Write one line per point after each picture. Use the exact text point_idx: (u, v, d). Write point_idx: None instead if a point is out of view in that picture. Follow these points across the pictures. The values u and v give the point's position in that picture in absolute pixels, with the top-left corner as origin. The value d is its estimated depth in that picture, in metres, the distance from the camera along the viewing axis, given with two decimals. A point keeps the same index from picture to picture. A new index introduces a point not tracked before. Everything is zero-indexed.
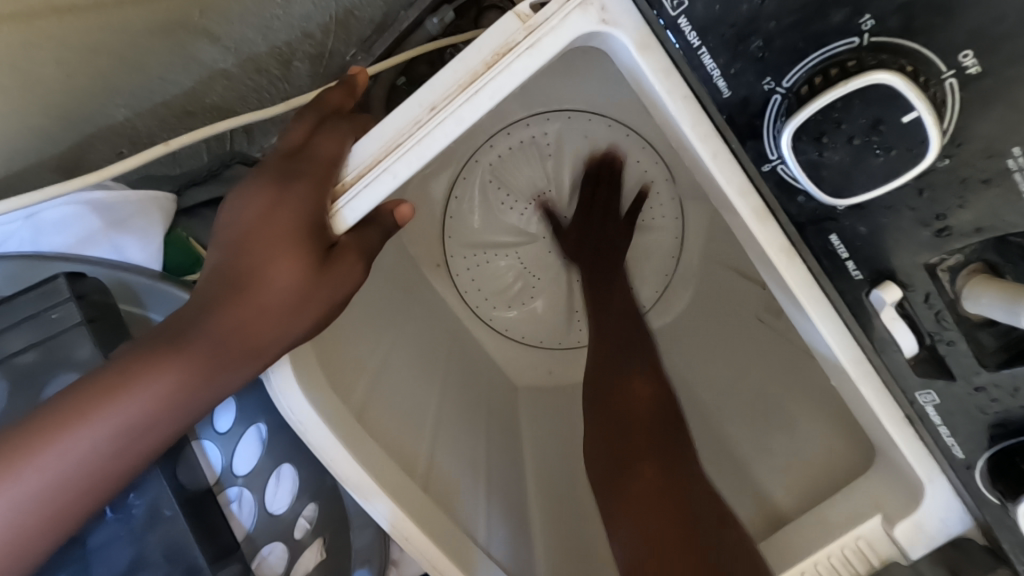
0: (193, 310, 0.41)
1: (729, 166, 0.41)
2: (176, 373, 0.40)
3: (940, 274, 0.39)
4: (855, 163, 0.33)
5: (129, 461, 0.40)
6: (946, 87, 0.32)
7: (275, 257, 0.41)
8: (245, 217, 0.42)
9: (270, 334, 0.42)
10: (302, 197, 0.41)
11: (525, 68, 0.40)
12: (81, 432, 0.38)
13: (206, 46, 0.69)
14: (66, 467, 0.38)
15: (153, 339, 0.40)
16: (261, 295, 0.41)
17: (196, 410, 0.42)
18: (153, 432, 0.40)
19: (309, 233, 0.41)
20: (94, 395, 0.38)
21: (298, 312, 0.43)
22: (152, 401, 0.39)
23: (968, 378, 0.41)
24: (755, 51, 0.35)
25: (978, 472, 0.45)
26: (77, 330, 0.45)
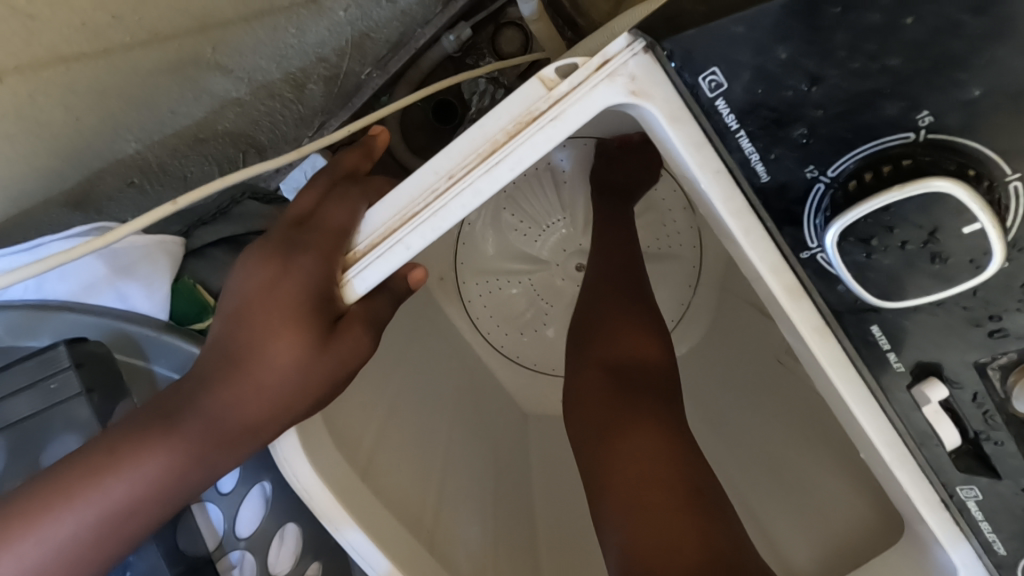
0: (189, 384, 0.39)
1: (763, 243, 0.38)
2: (169, 453, 0.38)
3: (991, 373, 0.36)
4: (906, 267, 0.31)
5: (121, 540, 0.39)
6: (1011, 191, 0.30)
7: (276, 334, 0.39)
8: (246, 288, 0.40)
9: (269, 413, 0.40)
10: (306, 270, 0.39)
11: (549, 139, 0.38)
12: (63, 517, 0.36)
13: (218, 80, 0.68)
14: (45, 552, 0.37)
15: (147, 418, 0.39)
16: (261, 371, 0.39)
17: (189, 488, 0.40)
18: (144, 511, 0.39)
19: (314, 308, 0.39)
20: (84, 476, 0.37)
21: (300, 388, 0.41)
22: (139, 484, 0.38)
23: (1016, 479, 0.38)
24: (798, 137, 0.33)
25: (1020, 569, 0.42)
26: (77, 401, 0.43)
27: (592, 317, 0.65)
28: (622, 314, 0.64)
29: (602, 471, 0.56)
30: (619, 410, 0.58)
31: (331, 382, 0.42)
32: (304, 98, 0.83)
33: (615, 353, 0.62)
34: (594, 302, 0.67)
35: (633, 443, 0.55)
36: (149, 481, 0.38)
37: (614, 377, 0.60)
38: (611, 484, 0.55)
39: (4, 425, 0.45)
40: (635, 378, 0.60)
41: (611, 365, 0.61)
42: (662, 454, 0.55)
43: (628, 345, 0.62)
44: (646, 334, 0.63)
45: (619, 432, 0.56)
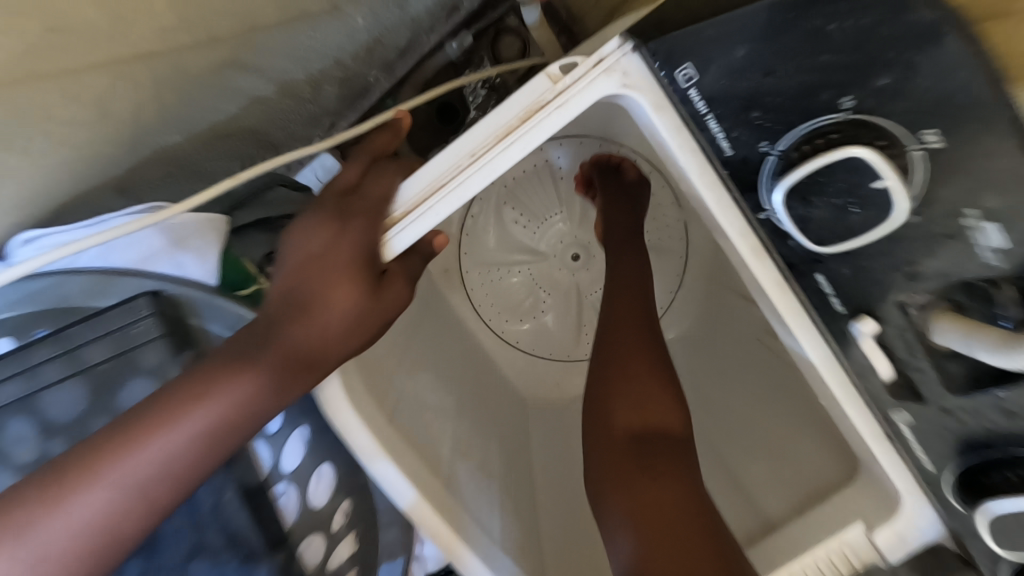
0: (260, 329, 0.47)
1: (731, 210, 0.48)
2: (249, 384, 0.46)
3: (910, 311, 0.45)
4: (836, 220, 0.39)
5: (207, 461, 0.45)
6: (913, 157, 0.37)
7: (335, 284, 0.47)
8: (307, 248, 0.47)
9: (328, 351, 0.48)
10: (359, 232, 0.47)
11: (555, 123, 0.46)
12: (162, 438, 0.43)
13: (249, 80, 0.76)
14: (146, 468, 0.43)
15: (227, 357, 0.46)
16: (322, 316, 0.47)
17: (263, 416, 0.47)
18: (228, 436, 0.46)
19: (365, 262, 0.47)
20: (179, 403, 0.44)
21: (353, 329, 0.48)
22: (225, 410, 0.45)
23: (937, 402, 0.47)
24: (755, 119, 0.42)
25: (948, 485, 0.50)
26: (155, 343, 0.53)
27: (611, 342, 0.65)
28: (642, 351, 0.63)
29: (619, 504, 0.54)
30: (647, 483, 0.53)
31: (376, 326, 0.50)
32: (319, 98, 0.90)
33: (637, 412, 0.59)
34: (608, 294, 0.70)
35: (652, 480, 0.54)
36: (234, 406, 0.45)
37: (634, 447, 0.57)
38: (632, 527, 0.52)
39: (78, 370, 0.52)
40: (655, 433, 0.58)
41: (633, 427, 0.58)
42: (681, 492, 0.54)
43: (650, 387, 0.60)
44: (669, 401, 0.60)
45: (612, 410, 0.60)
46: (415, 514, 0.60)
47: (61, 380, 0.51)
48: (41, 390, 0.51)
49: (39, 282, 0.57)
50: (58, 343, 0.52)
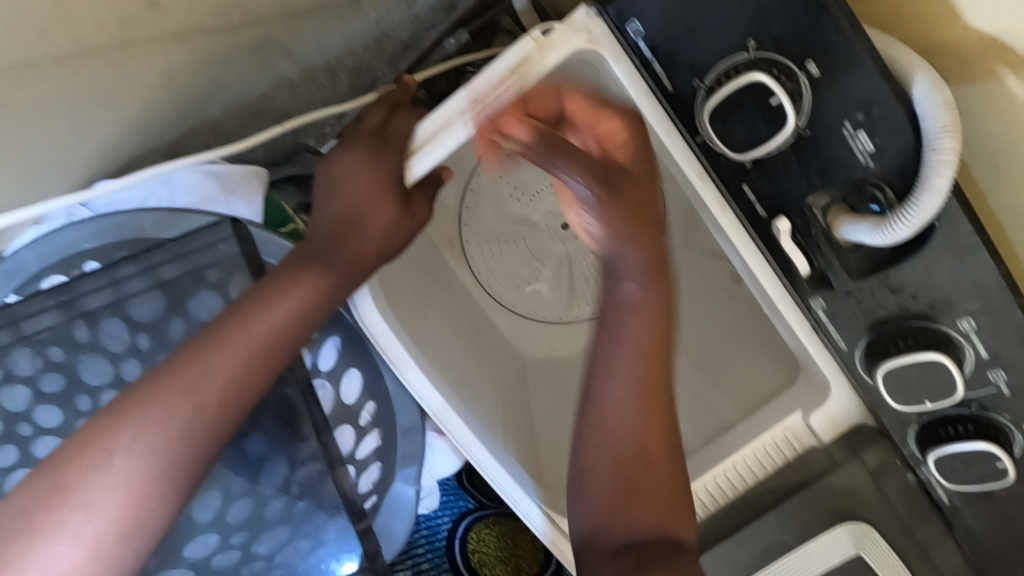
0: (325, 238, 0.60)
1: (677, 139, 0.61)
2: (321, 278, 0.58)
3: (815, 211, 0.57)
4: (747, 132, 0.53)
5: (302, 338, 0.56)
6: (801, 83, 0.50)
7: (380, 203, 0.61)
8: (354, 175, 0.61)
9: (378, 253, 0.62)
10: (394, 161, 0.61)
11: (538, 72, 0.60)
12: (267, 320, 0.54)
13: (283, 63, 0.89)
14: (259, 343, 0.54)
15: (300, 258, 0.59)
16: (370, 226, 0.61)
17: (332, 304, 0.59)
18: (311, 319, 0.57)
19: (399, 184, 0.61)
20: (270, 294, 0.55)
21: (395, 237, 0.63)
22: (310, 295, 0.57)
23: (843, 287, 0.59)
24: (685, 62, 0.55)
25: (857, 357, 0.62)
26: (235, 258, 0.63)
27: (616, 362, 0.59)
28: (653, 390, 0.58)
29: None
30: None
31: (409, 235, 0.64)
32: (334, 87, 1.01)
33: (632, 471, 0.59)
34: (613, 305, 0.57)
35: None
36: (316, 293, 0.57)
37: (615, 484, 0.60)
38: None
39: (157, 282, 0.62)
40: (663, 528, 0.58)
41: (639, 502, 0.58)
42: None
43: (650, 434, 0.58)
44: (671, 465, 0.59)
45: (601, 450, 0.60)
46: (439, 415, 0.72)
47: (144, 289, 0.62)
48: (128, 297, 0.62)
49: (118, 217, 0.71)
50: (141, 261, 0.62)
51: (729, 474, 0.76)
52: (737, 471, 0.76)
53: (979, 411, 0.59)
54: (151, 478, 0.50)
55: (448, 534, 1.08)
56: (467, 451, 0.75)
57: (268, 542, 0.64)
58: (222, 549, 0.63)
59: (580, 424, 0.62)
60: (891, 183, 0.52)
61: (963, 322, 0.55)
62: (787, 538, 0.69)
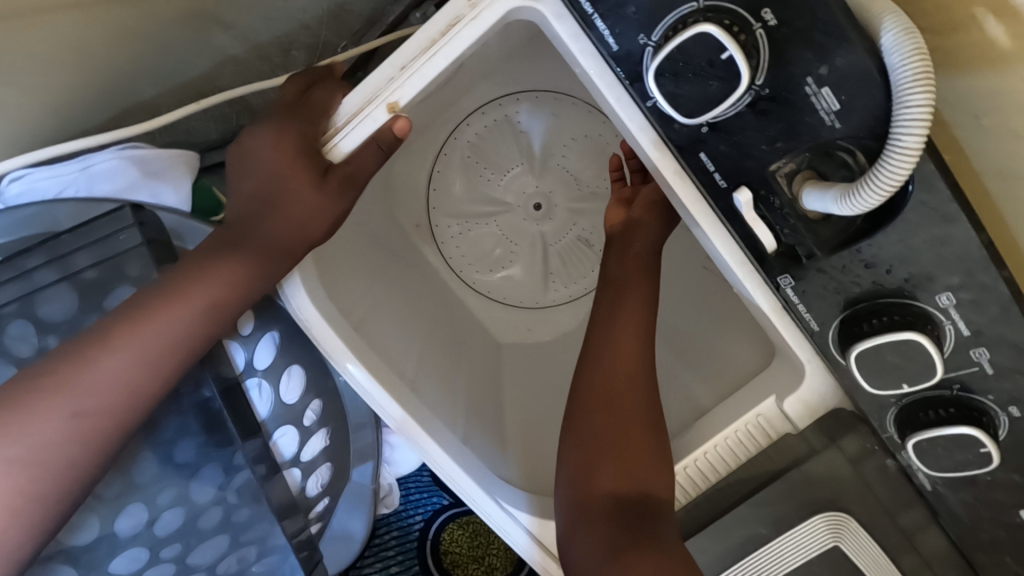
0: (241, 222, 0.59)
1: (630, 106, 0.55)
2: (232, 269, 0.57)
3: (779, 179, 0.52)
4: (700, 93, 0.47)
5: (213, 330, 0.57)
6: (757, 35, 0.45)
7: (294, 178, 0.57)
8: (265, 150, 0.58)
9: (300, 237, 0.59)
10: (303, 129, 0.57)
11: (472, 33, 0.54)
12: (175, 310, 0.54)
13: (219, 37, 0.83)
14: (164, 335, 0.54)
15: (216, 244, 0.58)
16: (284, 208, 0.58)
17: (241, 300, 0.58)
18: (212, 323, 0.56)
19: (312, 153, 0.57)
20: (165, 296, 0.54)
21: (318, 219, 0.59)
22: (223, 283, 0.56)
23: (811, 261, 0.55)
24: (631, 14, 0.48)
25: (829, 338, 0.58)
26: (139, 249, 0.59)
27: (606, 391, 0.68)
28: (619, 406, 0.67)
29: (583, 523, 0.64)
30: (617, 529, 0.62)
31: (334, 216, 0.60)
32: (289, 64, 0.93)
33: (612, 469, 0.65)
34: (601, 330, 0.73)
35: (617, 533, 0.61)
36: (229, 281, 0.57)
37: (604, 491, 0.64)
38: (587, 530, 0.63)
39: (63, 275, 0.57)
40: (643, 508, 0.63)
41: (617, 484, 0.64)
42: (643, 535, 0.61)
43: (629, 437, 0.66)
44: (654, 462, 0.65)
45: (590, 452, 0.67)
46: (399, 426, 0.67)
47: (52, 282, 0.57)
48: (35, 294, 0.57)
49: (31, 208, 0.64)
50: (46, 251, 0.57)
51: (701, 464, 0.71)
52: (709, 461, 0.71)
53: (962, 393, 0.54)
54: (31, 486, 0.51)
55: (421, 533, 1.04)
56: (427, 459, 0.69)
57: (207, 548, 0.61)
58: (153, 563, 0.58)
59: (570, 434, 0.69)
60: (863, 146, 0.46)
61: (941, 298, 0.51)
62: (761, 530, 0.64)
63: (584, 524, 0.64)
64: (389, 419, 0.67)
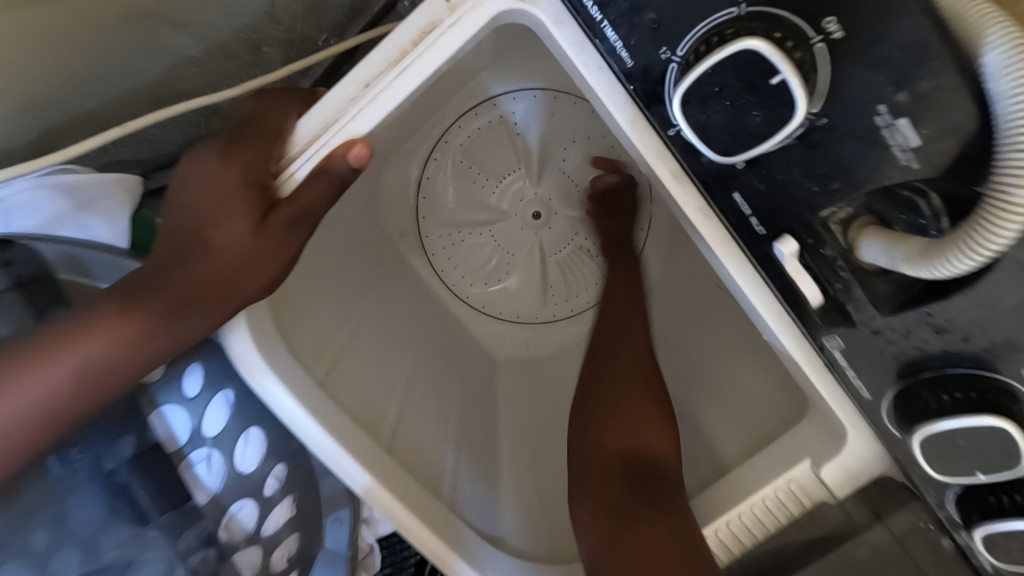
0: (147, 270, 0.45)
1: (645, 132, 0.44)
2: (128, 329, 0.43)
3: (833, 227, 0.42)
4: (737, 124, 0.37)
5: (102, 393, 0.45)
6: (815, 52, 0.34)
7: (223, 213, 0.45)
8: (193, 182, 0.46)
9: (227, 297, 0.46)
10: (242, 155, 0.46)
11: (450, 43, 0.44)
12: (54, 366, 0.43)
13: (172, 35, 0.70)
14: (40, 395, 0.43)
15: (114, 293, 0.44)
16: (202, 258, 0.45)
17: (126, 375, 0.45)
18: (86, 399, 0.45)
19: (248, 184, 0.45)
20: (29, 358, 0.43)
21: (250, 274, 0.46)
22: (115, 345, 0.43)
23: (866, 323, 0.45)
24: (649, 22, 0.38)
25: (885, 410, 0.48)
26: (9, 295, 0.55)
27: (619, 376, 0.72)
28: (636, 382, 0.71)
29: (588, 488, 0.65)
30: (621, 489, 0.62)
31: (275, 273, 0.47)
32: (262, 63, 0.81)
33: (615, 434, 0.67)
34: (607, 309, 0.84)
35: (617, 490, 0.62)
36: (122, 342, 0.43)
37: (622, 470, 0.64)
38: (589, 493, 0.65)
39: None
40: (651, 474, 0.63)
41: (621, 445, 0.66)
42: (648, 490, 0.61)
43: (639, 417, 0.67)
44: (660, 427, 0.67)
45: (603, 436, 0.68)
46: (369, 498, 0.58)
47: None
48: None
49: None
50: None
51: (723, 536, 0.61)
52: (733, 533, 0.61)
53: None
54: None
55: (417, 565, 0.98)
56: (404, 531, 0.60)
57: None
58: None
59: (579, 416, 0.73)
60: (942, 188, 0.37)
61: None
62: None
63: (590, 489, 0.65)
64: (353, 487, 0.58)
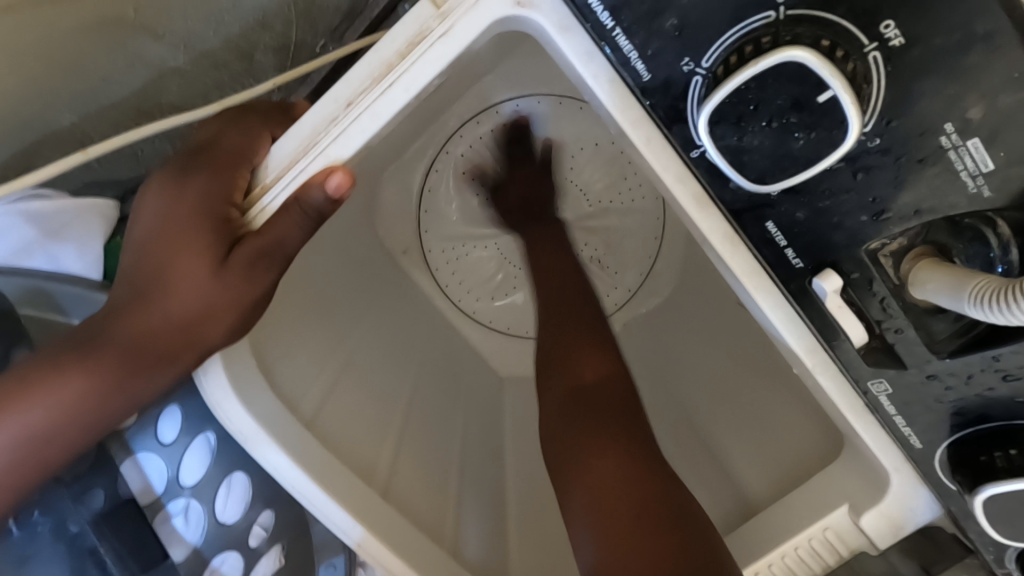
0: (104, 315, 0.43)
1: (663, 151, 0.39)
2: (81, 385, 0.41)
3: (883, 260, 0.37)
4: (777, 147, 0.32)
5: (55, 455, 0.42)
6: (869, 61, 0.30)
7: (182, 255, 0.42)
8: (151, 218, 0.43)
9: (189, 343, 0.43)
10: (200, 189, 0.42)
11: (440, 56, 0.39)
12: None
13: (152, 46, 0.65)
14: None
15: (68, 342, 0.42)
16: (163, 303, 0.42)
17: (77, 433, 0.42)
18: (29, 465, 0.41)
19: (208, 221, 0.42)
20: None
21: (215, 318, 0.43)
22: (64, 402, 0.41)
23: (920, 367, 0.39)
24: (670, 29, 0.33)
25: (938, 460, 0.43)
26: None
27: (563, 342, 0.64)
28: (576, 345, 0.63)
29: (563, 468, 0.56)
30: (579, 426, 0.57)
31: (243, 316, 0.44)
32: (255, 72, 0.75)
33: (570, 368, 0.62)
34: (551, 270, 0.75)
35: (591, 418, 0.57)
36: (73, 400, 0.41)
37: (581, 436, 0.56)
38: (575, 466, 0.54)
39: None
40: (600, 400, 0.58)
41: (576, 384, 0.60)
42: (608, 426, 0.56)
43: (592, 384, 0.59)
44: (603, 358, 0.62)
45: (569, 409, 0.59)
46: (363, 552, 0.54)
47: None
48: None
49: None
50: None
51: None
52: None
53: None
54: None
55: None
56: None
57: None
58: None
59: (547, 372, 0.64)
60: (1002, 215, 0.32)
61: None
62: None
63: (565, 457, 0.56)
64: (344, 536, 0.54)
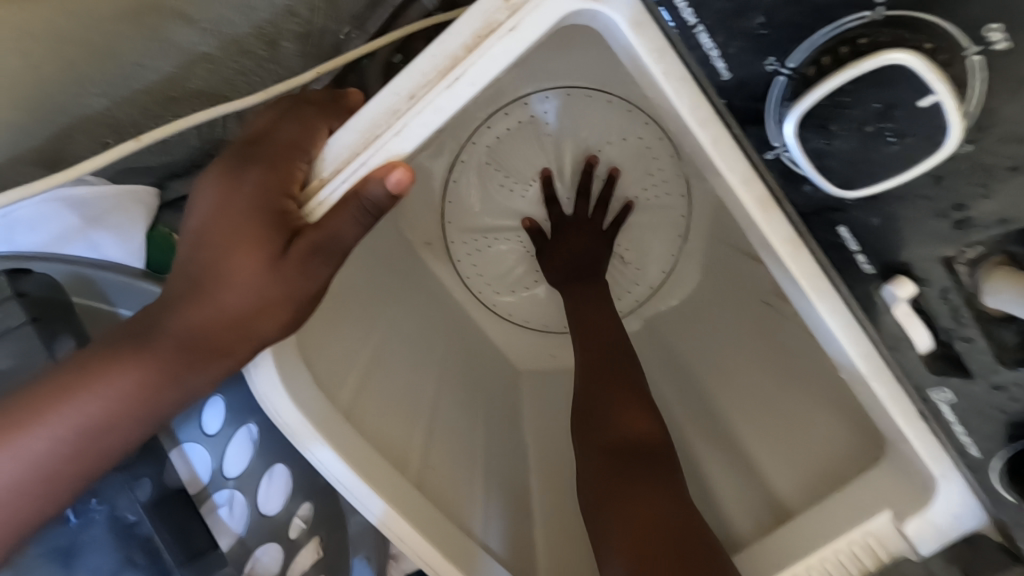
0: (158, 308, 0.43)
1: (731, 152, 0.38)
2: (138, 378, 0.41)
3: (958, 268, 0.36)
4: (866, 152, 0.32)
5: (113, 445, 0.42)
6: (971, 66, 0.29)
7: (238, 249, 0.41)
8: (206, 210, 0.43)
9: (242, 336, 0.43)
10: (257, 182, 0.42)
11: (506, 51, 0.38)
12: (55, 421, 0.40)
13: (184, 33, 0.62)
14: (43, 453, 0.40)
15: (124, 334, 0.42)
16: (220, 296, 0.42)
17: (135, 426, 0.42)
18: (88, 457, 0.41)
19: (264, 214, 0.41)
20: (20, 415, 0.40)
21: (269, 312, 0.43)
22: (122, 395, 0.41)
23: (987, 377, 0.38)
24: (755, 27, 0.32)
25: (995, 474, 0.42)
26: (23, 329, 0.46)
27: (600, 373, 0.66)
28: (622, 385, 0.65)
29: (608, 515, 0.55)
30: (620, 469, 0.57)
31: (295, 310, 0.44)
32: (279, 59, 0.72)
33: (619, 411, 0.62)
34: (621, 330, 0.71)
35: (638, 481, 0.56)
36: (130, 392, 0.41)
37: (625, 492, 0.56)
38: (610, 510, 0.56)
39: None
40: (640, 453, 0.59)
41: (619, 429, 0.61)
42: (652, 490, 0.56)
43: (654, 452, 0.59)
44: (641, 406, 0.63)
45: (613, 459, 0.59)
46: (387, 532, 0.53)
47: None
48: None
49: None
50: None
51: None
52: None
53: None
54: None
55: None
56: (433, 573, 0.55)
57: None
58: None
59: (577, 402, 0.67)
60: None
61: None
62: None
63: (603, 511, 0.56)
64: (373, 516, 0.54)
